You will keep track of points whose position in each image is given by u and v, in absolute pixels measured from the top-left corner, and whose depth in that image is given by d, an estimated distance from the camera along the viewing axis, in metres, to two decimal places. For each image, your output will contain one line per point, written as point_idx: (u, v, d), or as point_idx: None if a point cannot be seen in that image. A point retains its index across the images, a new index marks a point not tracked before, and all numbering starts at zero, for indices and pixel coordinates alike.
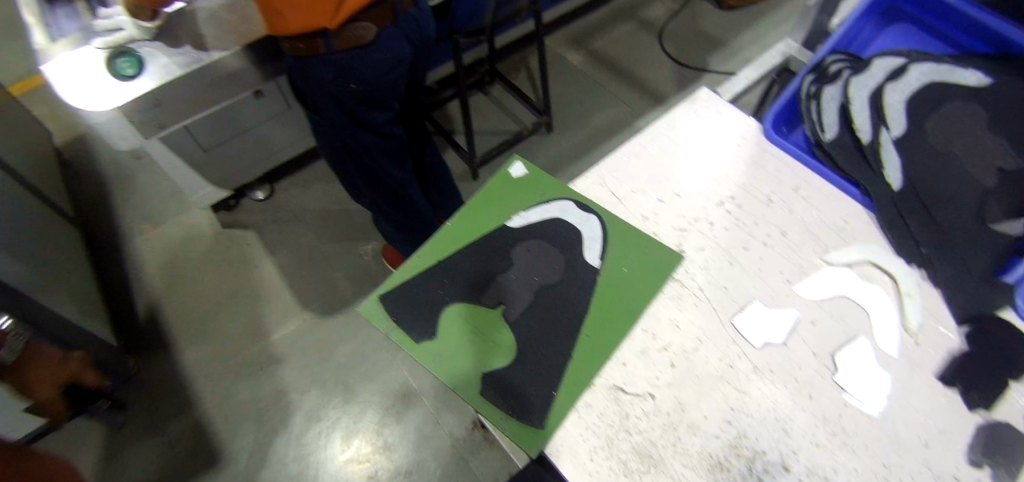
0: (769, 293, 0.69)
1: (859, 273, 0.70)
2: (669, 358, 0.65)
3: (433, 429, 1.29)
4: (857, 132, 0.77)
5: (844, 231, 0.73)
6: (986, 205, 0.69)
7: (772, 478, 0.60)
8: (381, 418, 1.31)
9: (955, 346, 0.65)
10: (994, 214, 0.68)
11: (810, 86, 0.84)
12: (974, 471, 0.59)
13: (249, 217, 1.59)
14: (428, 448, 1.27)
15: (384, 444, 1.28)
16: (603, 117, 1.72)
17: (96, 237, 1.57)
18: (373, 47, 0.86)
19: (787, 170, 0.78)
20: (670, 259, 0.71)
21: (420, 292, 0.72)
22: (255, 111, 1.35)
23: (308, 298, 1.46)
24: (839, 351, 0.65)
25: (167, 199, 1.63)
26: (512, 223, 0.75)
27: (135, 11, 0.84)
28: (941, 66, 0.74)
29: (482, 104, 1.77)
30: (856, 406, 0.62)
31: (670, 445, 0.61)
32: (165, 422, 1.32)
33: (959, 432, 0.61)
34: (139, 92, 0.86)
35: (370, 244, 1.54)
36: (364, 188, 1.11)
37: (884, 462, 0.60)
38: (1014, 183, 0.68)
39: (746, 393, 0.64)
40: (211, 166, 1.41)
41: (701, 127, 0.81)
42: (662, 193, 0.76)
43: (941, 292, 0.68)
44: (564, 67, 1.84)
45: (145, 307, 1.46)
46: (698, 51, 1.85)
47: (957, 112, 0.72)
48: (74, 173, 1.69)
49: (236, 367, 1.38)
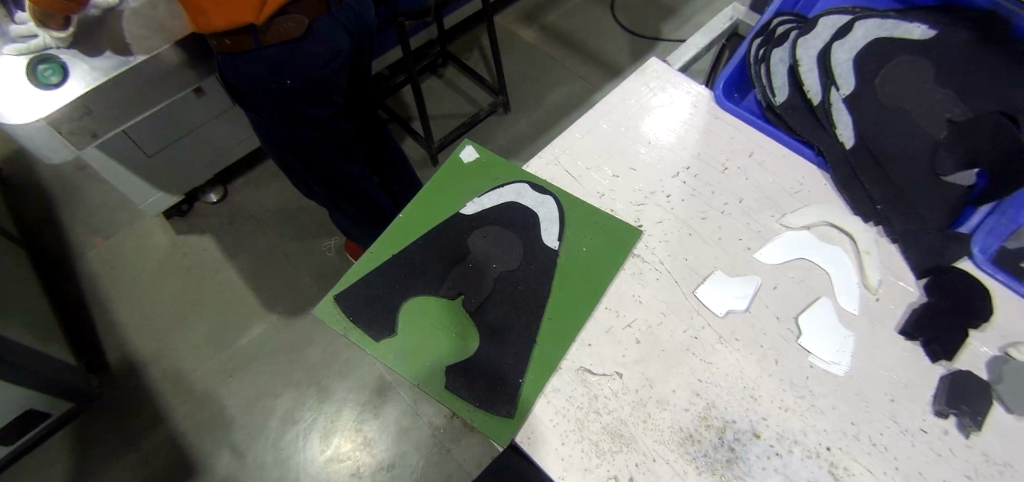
0: (730, 261, 0.69)
1: (817, 234, 0.71)
2: (634, 335, 0.65)
3: (411, 420, 1.28)
4: (807, 93, 0.76)
5: (800, 194, 0.73)
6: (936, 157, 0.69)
7: (743, 446, 0.60)
8: (359, 415, 1.29)
9: (913, 300, 0.66)
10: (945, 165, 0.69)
11: (758, 49, 0.83)
12: (938, 420, 0.60)
13: (205, 221, 1.54)
14: (409, 440, 1.26)
15: (364, 441, 1.27)
16: (561, 93, 1.70)
17: (44, 254, 1.50)
18: (305, 40, 0.83)
19: (741, 136, 0.78)
20: (630, 235, 0.70)
21: (376, 289, 0.70)
22: (198, 111, 1.29)
23: (274, 300, 1.43)
24: (801, 314, 0.66)
25: (117, 209, 1.57)
26: (466, 210, 0.73)
27: (43, 20, 0.79)
28: (886, 22, 0.73)
29: (437, 88, 1.73)
30: (822, 368, 0.63)
31: (641, 423, 0.60)
32: (135, 439, 1.28)
33: (922, 383, 0.62)
34: (66, 99, 0.82)
35: (333, 240, 1.51)
36: (318, 184, 1.07)
37: (851, 420, 0.60)
38: None
39: (713, 363, 0.63)
40: (158, 172, 1.35)
41: (653, 99, 0.80)
42: (617, 169, 0.75)
43: (896, 247, 0.68)
44: (517, 45, 1.80)
45: (104, 323, 1.41)
46: (650, 20, 1.83)
47: (904, 66, 0.71)
48: (14, 189, 1.60)
49: (204, 376, 1.34)
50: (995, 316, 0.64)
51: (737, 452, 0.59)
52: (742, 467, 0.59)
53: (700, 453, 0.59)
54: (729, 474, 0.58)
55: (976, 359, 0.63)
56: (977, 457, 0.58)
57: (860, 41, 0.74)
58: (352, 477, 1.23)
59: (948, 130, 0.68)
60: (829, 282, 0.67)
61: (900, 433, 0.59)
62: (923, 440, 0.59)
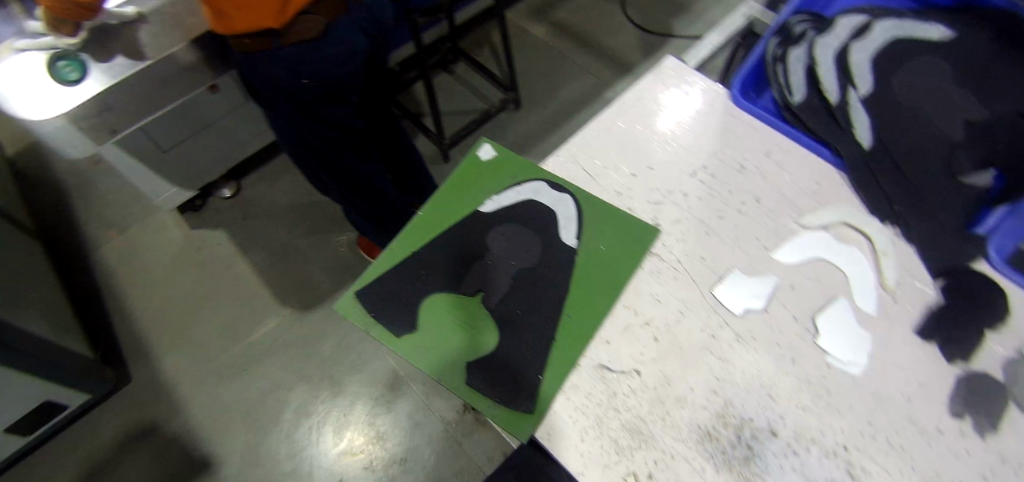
0: (747, 261, 0.69)
1: (834, 234, 0.71)
2: (651, 333, 0.65)
3: (424, 415, 1.29)
4: (824, 94, 0.76)
5: (817, 194, 0.73)
6: (955, 160, 0.69)
7: (760, 444, 0.60)
8: (371, 409, 1.30)
9: (931, 301, 0.66)
10: (963, 168, 0.69)
11: (775, 49, 0.82)
12: (956, 422, 0.60)
13: (218, 216, 1.55)
14: (421, 434, 1.27)
15: (376, 435, 1.28)
16: (572, 90, 1.70)
17: (60, 247, 1.51)
18: (324, 40, 0.83)
19: (758, 136, 0.78)
20: (649, 234, 0.71)
21: (396, 286, 0.70)
22: (213, 107, 1.30)
23: (287, 295, 1.44)
24: (818, 314, 0.66)
25: (131, 203, 1.58)
26: (484, 208, 0.74)
27: (54, 25, 0.75)
28: (904, 23, 0.74)
29: (448, 84, 1.73)
30: (840, 367, 0.63)
31: (659, 421, 0.61)
32: (151, 431, 1.30)
33: (939, 384, 0.62)
34: (88, 97, 0.83)
35: (345, 235, 1.51)
36: (333, 180, 1.08)
37: (868, 420, 0.61)
38: (981, 137, 0.69)
39: (730, 361, 0.64)
40: (172, 168, 1.36)
41: (670, 98, 0.80)
42: (634, 168, 0.75)
43: (915, 248, 0.68)
44: (528, 41, 1.80)
45: (119, 316, 1.42)
46: (661, 16, 1.82)
47: (922, 67, 0.72)
48: (30, 183, 1.62)
49: (218, 369, 1.36)
50: (1013, 317, 0.65)
51: (755, 450, 0.60)
52: (760, 465, 0.59)
53: (717, 450, 0.60)
54: (747, 472, 0.59)
55: (994, 360, 0.63)
56: (994, 458, 0.59)
57: (878, 42, 0.74)
58: (365, 470, 1.24)
59: (965, 132, 0.69)
60: (846, 282, 0.68)
61: (917, 433, 0.60)
62: (940, 440, 0.60)
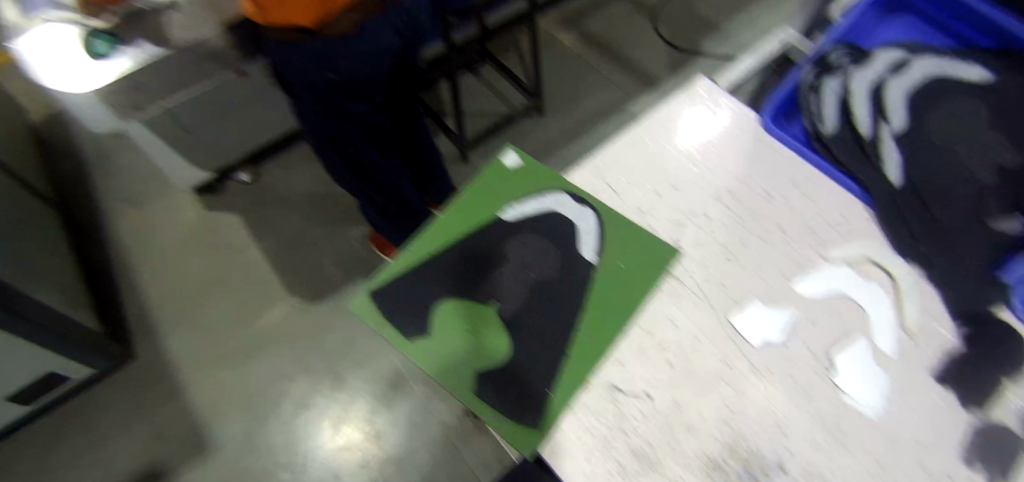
0: (767, 291, 0.68)
1: (858, 271, 0.69)
2: (665, 357, 0.64)
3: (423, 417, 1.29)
4: (857, 126, 0.76)
5: (843, 228, 0.72)
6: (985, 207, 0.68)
7: (768, 480, 0.59)
8: (371, 406, 1.30)
9: (952, 348, 0.65)
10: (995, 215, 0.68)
11: (809, 77, 0.82)
12: (972, 476, 0.59)
13: (234, 200, 1.55)
14: (419, 435, 1.27)
15: (374, 432, 1.27)
16: (596, 101, 1.69)
17: (77, 218, 1.52)
18: (358, 38, 0.84)
19: (787, 163, 0.76)
20: (669, 256, 0.70)
21: (412, 290, 0.70)
22: (239, 91, 1.30)
23: (296, 284, 1.44)
24: (837, 351, 0.65)
25: (150, 180, 1.58)
26: (505, 216, 0.73)
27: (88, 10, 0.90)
28: (943, 62, 0.76)
29: (473, 85, 1.73)
30: (854, 408, 0.62)
31: (668, 448, 0.60)
32: (151, 410, 1.30)
33: (956, 435, 0.61)
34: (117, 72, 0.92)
35: (359, 229, 1.51)
36: (353, 174, 1.08)
37: (880, 464, 0.60)
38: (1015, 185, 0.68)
39: (744, 393, 0.63)
40: (196, 147, 1.38)
41: (699, 119, 0.79)
42: (658, 187, 0.75)
43: (940, 292, 0.67)
44: (557, 49, 1.80)
45: (129, 291, 1.43)
46: (692, 34, 1.81)
47: (960, 107, 0.73)
48: (53, 152, 1.63)
49: (222, 353, 1.36)
50: None
51: None
52: None
53: None
54: None
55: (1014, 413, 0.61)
56: None
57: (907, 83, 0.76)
58: (361, 467, 1.24)
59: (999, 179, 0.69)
60: (867, 321, 0.67)
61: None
62: None
